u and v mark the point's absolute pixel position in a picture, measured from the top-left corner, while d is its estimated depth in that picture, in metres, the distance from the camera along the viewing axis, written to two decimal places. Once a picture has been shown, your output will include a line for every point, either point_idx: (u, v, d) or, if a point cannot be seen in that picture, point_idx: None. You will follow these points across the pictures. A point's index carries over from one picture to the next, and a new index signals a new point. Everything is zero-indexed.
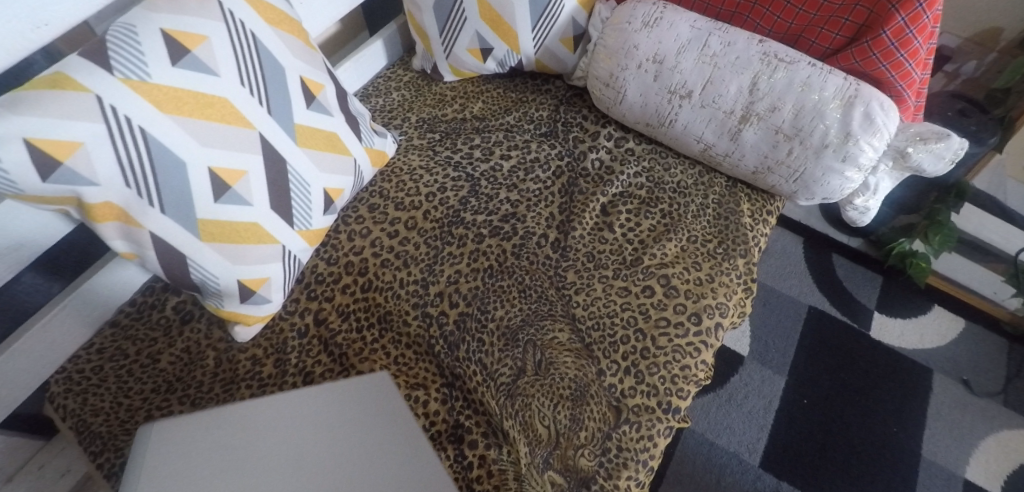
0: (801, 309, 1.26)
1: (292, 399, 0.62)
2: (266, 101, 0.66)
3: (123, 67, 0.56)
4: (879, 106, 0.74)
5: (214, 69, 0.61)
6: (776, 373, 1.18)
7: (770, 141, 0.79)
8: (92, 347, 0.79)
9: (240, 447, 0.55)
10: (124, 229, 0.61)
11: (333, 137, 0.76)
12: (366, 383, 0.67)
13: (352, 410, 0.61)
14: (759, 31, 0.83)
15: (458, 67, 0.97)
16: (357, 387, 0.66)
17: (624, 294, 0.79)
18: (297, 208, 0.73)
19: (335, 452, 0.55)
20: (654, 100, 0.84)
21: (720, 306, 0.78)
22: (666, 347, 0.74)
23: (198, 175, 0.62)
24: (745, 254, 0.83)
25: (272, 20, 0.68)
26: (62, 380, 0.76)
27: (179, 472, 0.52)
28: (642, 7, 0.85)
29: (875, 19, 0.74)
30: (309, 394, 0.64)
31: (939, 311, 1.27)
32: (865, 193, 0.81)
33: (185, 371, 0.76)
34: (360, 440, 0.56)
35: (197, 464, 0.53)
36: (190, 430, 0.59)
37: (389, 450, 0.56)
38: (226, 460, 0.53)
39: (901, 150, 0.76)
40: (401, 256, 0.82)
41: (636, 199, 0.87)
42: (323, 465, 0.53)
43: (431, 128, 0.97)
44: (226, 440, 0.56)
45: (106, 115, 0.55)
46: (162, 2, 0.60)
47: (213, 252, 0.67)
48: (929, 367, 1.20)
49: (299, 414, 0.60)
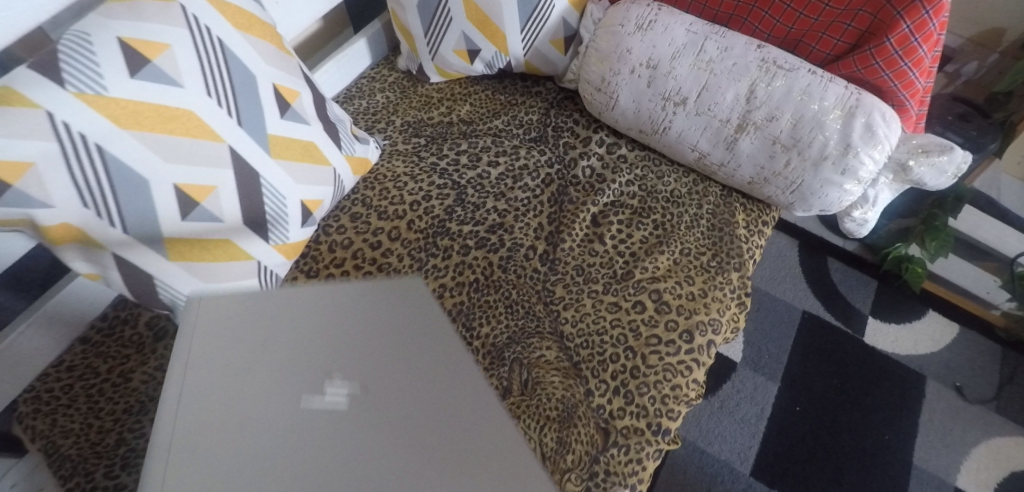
0: (795, 314, 1.24)
1: (316, 302, 0.52)
2: (236, 111, 0.63)
3: (76, 80, 0.52)
4: (881, 116, 0.71)
5: (178, 79, 0.57)
6: (769, 380, 1.16)
7: (767, 151, 0.76)
8: (62, 364, 0.76)
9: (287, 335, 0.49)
10: (86, 251, 0.58)
11: (310, 146, 0.72)
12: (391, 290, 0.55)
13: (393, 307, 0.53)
14: (757, 35, 0.80)
15: (445, 68, 0.93)
16: (383, 292, 0.54)
17: (614, 310, 0.76)
18: (273, 222, 0.70)
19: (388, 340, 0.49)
20: (647, 107, 0.81)
21: (712, 323, 0.76)
22: (657, 366, 0.72)
23: (163, 192, 0.58)
24: (739, 267, 0.80)
25: (241, 25, 0.64)
26: (30, 400, 0.72)
27: (225, 357, 0.47)
28: (635, 8, 0.81)
29: (879, 25, 0.70)
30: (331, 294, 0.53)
31: (933, 316, 1.26)
32: (863, 205, 0.78)
33: (158, 391, 0.73)
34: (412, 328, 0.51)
35: (245, 353, 0.47)
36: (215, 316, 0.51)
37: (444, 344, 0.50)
38: (263, 361, 0.47)
39: (902, 162, 0.73)
40: (384, 268, 0.79)
41: (629, 209, 0.84)
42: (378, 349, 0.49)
43: (417, 132, 0.93)
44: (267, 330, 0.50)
45: (58, 132, 0.51)
46: (120, 8, 0.56)
47: (182, 271, 0.63)
48: (922, 373, 1.19)
49: (332, 311, 0.51)
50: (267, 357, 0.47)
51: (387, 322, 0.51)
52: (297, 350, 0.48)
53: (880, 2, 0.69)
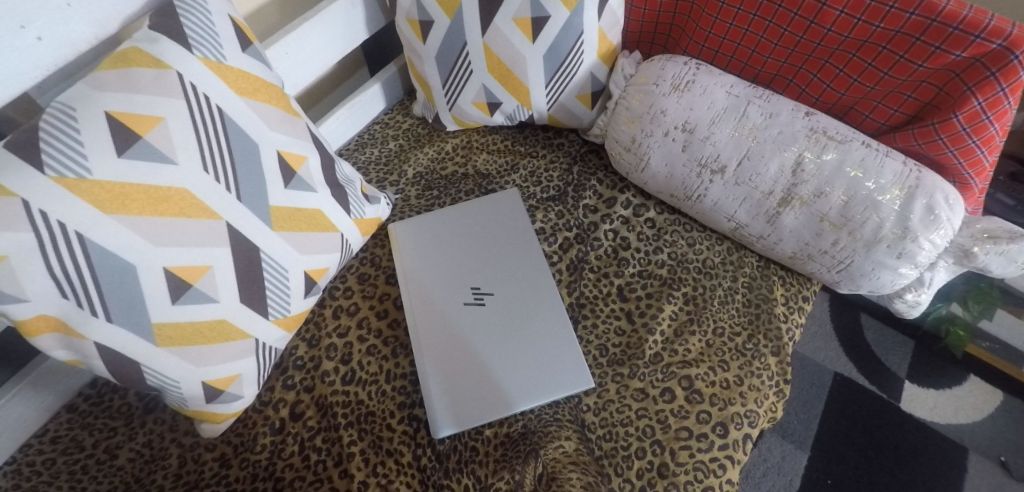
0: (826, 376, 1.13)
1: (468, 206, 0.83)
2: (235, 186, 0.59)
3: (57, 163, 0.49)
4: (944, 198, 0.63)
5: (171, 156, 0.54)
6: (799, 448, 1.05)
7: (813, 228, 0.69)
8: (45, 435, 0.69)
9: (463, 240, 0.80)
10: (65, 340, 0.53)
11: (317, 215, 0.67)
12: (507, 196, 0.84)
13: (506, 217, 0.82)
14: (804, 98, 0.74)
15: (463, 119, 0.90)
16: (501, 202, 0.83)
17: (640, 398, 0.69)
18: (271, 297, 0.64)
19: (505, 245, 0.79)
20: (681, 173, 0.75)
21: (749, 414, 0.68)
22: (687, 464, 0.65)
23: (152, 277, 0.54)
24: (777, 352, 0.73)
25: (244, 90, 0.60)
26: (9, 474, 0.65)
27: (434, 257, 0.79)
28: (671, 67, 0.75)
29: (944, 98, 0.63)
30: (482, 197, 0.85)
31: (976, 383, 1.10)
32: (918, 287, 0.70)
33: (144, 471, 0.66)
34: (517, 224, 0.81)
35: (446, 255, 0.79)
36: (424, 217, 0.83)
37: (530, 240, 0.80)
38: (455, 247, 0.80)
39: (966, 248, 0.65)
40: (390, 342, 0.74)
41: (656, 279, 0.78)
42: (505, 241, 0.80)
43: (429, 185, 0.88)
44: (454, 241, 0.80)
45: (35, 222, 0.48)
46: (111, 77, 0.53)
47: (172, 357, 0.57)
48: (963, 445, 1.04)
49: (478, 214, 0.82)
50: (461, 230, 0.81)
51: (504, 223, 0.81)
52: (456, 272, 0.78)
53: (947, 75, 0.62)
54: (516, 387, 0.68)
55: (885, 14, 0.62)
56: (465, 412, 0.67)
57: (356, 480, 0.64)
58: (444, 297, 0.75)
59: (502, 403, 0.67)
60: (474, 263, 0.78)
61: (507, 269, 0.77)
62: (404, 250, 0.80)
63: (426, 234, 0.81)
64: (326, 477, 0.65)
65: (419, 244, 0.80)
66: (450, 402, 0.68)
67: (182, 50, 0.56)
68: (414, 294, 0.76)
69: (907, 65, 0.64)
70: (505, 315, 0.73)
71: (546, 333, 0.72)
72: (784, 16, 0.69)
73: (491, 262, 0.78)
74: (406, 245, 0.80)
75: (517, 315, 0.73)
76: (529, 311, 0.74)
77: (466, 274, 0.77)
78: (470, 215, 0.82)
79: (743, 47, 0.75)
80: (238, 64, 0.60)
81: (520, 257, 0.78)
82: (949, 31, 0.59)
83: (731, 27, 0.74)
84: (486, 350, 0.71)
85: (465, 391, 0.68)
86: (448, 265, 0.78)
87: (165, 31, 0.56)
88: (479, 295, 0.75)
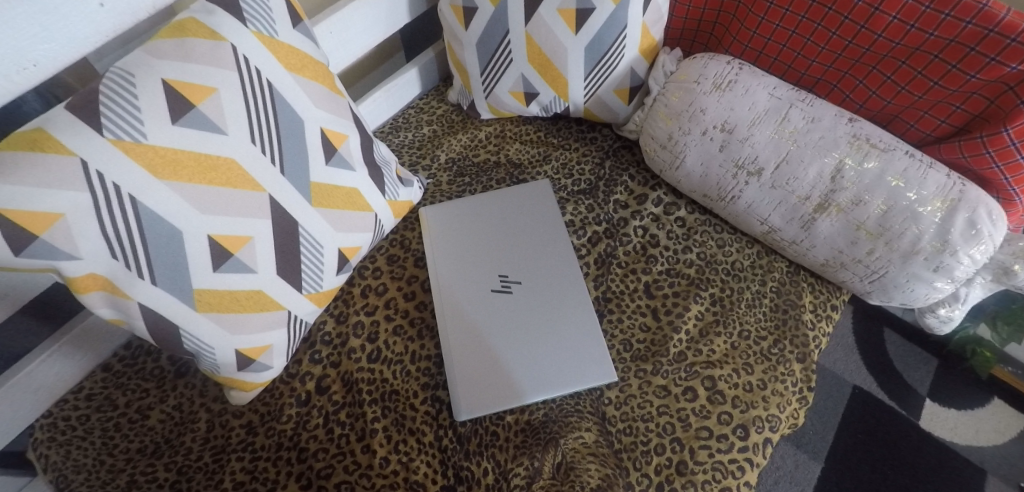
0: (845, 389, 1.11)
1: (499, 196, 0.84)
2: (279, 160, 0.60)
3: (115, 126, 0.51)
4: (987, 213, 0.61)
5: (221, 126, 0.55)
6: (812, 458, 1.04)
7: (848, 236, 0.68)
8: (81, 392, 0.71)
9: (492, 227, 0.81)
10: (110, 299, 0.55)
11: (353, 193, 0.68)
12: (535, 189, 0.84)
13: (535, 209, 0.82)
14: (847, 104, 0.74)
15: (498, 108, 0.91)
16: (530, 194, 0.84)
17: (662, 395, 0.69)
18: (306, 272, 0.65)
19: (533, 234, 0.80)
20: (716, 173, 0.75)
21: (770, 419, 0.68)
22: (706, 463, 0.65)
23: (197, 244, 0.56)
24: (803, 358, 0.72)
25: (294, 66, 0.61)
26: (46, 427, 0.68)
27: (464, 242, 0.79)
28: (714, 65, 0.75)
29: (995, 112, 0.62)
30: (512, 188, 0.85)
31: (1000, 406, 1.08)
32: (951, 302, 0.69)
33: (175, 432, 0.68)
34: (546, 216, 0.81)
35: (474, 243, 0.79)
36: (455, 202, 0.83)
37: (558, 231, 0.80)
38: (483, 235, 0.80)
39: (1006, 265, 0.64)
40: (416, 323, 0.75)
41: (684, 278, 0.78)
42: (534, 231, 0.80)
43: (461, 171, 0.89)
44: (484, 228, 0.81)
45: (91, 182, 0.50)
46: (169, 46, 0.54)
47: (209, 322, 0.59)
48: (982, 467, 1.02)
49: (508, 203, 0.83)
50: (491, 217, 0.82)
51: (533, 215, 0.82)
52: (483, 258, 0.78)
53: (1000, 87, 0.60)
54: (535, 379, 0.69)
55: (939, 22, 0.61)
56: (483, 400, 0.68)
57: (378, 455, 0.66)
58: (470, 284, 0.76)
59: (520, 393, 0.68)
60: (503, 252, 0.79)
61: (534, 259, 0.78)
62: (435, 234, 0.81)
63: (457, 221, 0.81)
64: (348, 451, 0.66)
65: (447, 230, 0.81)
66: (469, 387, 0.68)
67: (236, 23, 0.57)
68: (441, 278, 0.76)
69: (959, 75, 0.63)
70: (531, 306, 0.74)
71: (569, 324, 0.72)
72: (834, 20, 0.68)
73: (519, 251, 0.78)
74: (436, 230, 0.81)
75: (542, 306, 0.74)
76: (555, 304, 0.74)
77: (494, 262, 0.78)
78: (499, 205, 0.83)
79: (789, 49, 0.74)
80: (288, 40, 0.61)
81: (548, 249, 0.78)
82: (1006, 42, 0.58)
83: (777, 28, 0.74)
84: (507, 338, 0.71)
85: (484, 378, 0.69)
86: (476, 253, 0.79)
87: (222, 3, 0.57)
88: (506, 283, 0.76)
